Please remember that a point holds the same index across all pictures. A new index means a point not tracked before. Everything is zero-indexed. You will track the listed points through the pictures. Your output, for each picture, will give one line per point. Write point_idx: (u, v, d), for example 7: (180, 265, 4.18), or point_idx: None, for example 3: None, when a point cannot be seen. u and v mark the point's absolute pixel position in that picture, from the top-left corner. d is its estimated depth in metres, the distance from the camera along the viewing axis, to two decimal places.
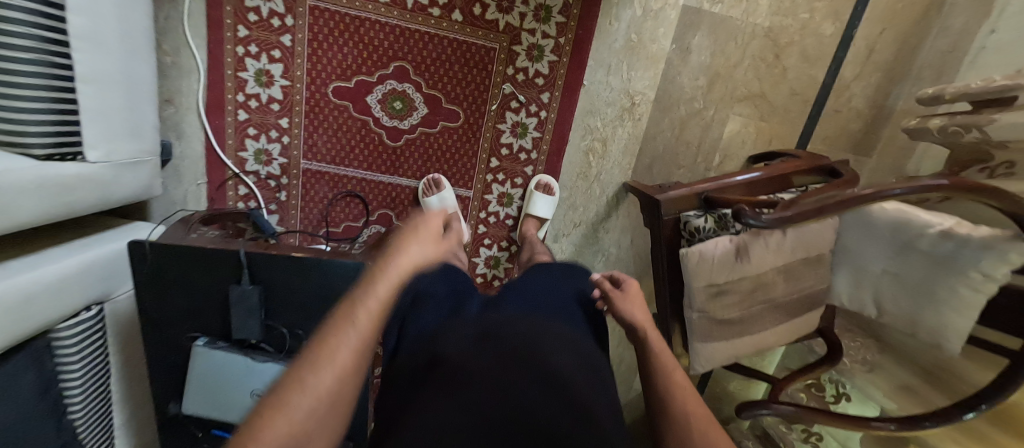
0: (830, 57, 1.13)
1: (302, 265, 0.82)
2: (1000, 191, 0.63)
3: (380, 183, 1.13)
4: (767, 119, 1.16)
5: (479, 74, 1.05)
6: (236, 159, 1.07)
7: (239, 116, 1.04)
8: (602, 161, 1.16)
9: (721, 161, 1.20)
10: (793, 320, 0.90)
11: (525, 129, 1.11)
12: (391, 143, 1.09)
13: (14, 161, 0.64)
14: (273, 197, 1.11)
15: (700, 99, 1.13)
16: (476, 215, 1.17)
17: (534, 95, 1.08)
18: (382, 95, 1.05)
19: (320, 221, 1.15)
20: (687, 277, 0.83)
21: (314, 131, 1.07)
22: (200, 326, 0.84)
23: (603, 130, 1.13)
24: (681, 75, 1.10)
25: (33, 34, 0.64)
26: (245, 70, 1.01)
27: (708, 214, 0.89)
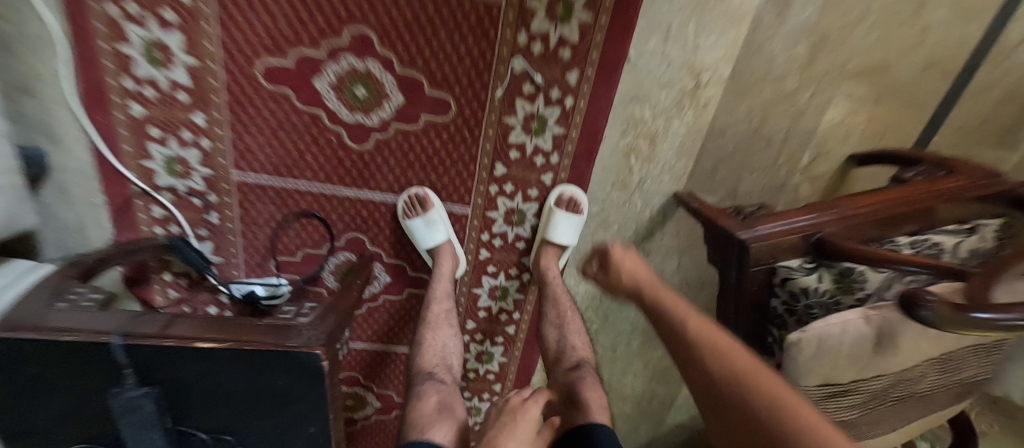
0: (996, 9, 0.76)
1: (217, 357, 0.54)
2: None
3: (345, 199, 0.83)
4: (885, 103, 0.82)
5: (477, 44, 0.71)
6: (141, 171, 0.77)
7: (132, 112, 0.72)
8: (648, 165, 0.84)
9: (810, 162, 0.87)
10: (928, 416, 0.63)
11: (543, 124, 0.78)
12: (356, 146, 0.78)
13: None
14: (201, 220, 0.82)
15: (796, 76, 0.78)
16: (476, 238, 0.89)
17: (557, 74, 0.74)
18: (337, 78, 0.73)
19: (270, 248, 0.86)
20: (794, 373, 0.55)
21: (244, 131, 0.75)
22: (85, 437, 0.59)
23: (652, 123, 0.80)
24: (774, 41, 0.75)
25: None
26: (127, 44, 0.67)
27: (823, 270, 0.60)
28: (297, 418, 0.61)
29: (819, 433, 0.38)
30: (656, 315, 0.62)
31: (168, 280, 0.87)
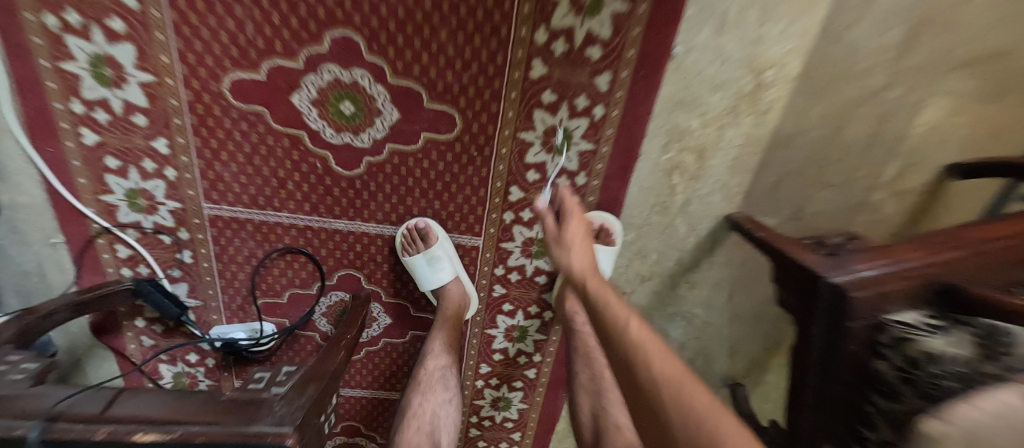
0: None
1: None
2: None
3: (334, 232, 0.71)
4: (998, 100, 0.66)
5: (486, 44, 0.58)
6: (101, 206, 0.67)
7: (86, 139, 0.62)
8: (694, 184, 0.69)
9: (898, 175, 0.70)
10: None
11: (567, 138, 0.65)
12: (346, 172, 0.66)
13: None
14: (173, 259, 0.71)
15: (884, 70, 0.63)
16: (489, 272, 0.76)
17: (584, 79, 0.61)
18: (319, 93, 0.61)
19: (250, 289, 0.75)
20: None
21: (214, 157, 0.64)
22: None
23: (700, 133, 0.65)
24: (857, 27, 0.60)
25: None
26: (74, 61, 0.57)
27: (957, 327, 0.45)
28: None
29: (692, 402, 0.34)
30: (580, 292, 0.54)
31: (142, 326, 0.76)
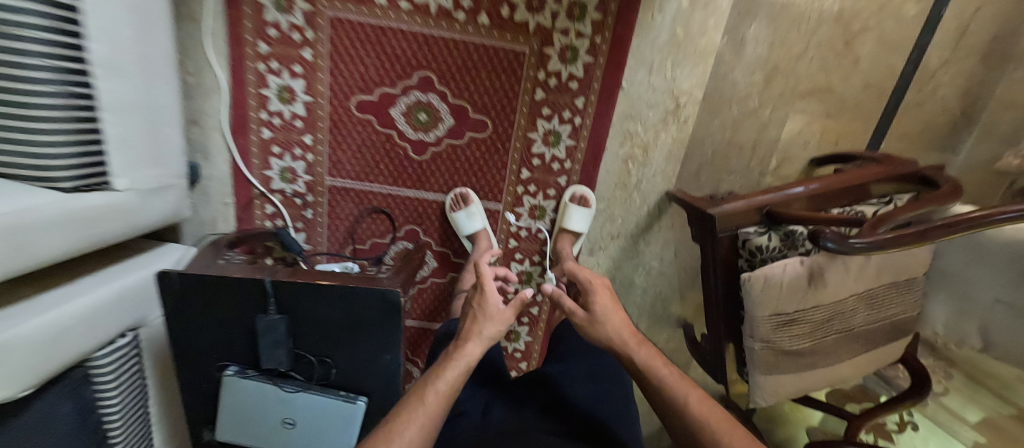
0: (913, 42, 0.97)
1: (327, 292, 0.79)
2: None
3: (405, 198, 1.08)
4: (836, 117, 1.03)
5: (509, 79, 0.98)
6: (261, 178, 1.04)
7: (262, 134, 1.01)
8: (643, 169, 1.05)
9: (778, 165, 1.07)
10: (875, 351, 0.80)
11: (558, 137, 1.02)
12: (417, 157, 1.04)
13: (39, 196, 0.68)
14: (299, 215, 1.08)
15: (757, 97, 1.00)
16: (506, 229, 1.11)
17: (568, 100, 0.99)
18: (406, 107, 0.99)
19: (346, 238, 1.11)
20: (750, 305, 0.75)
21: (337, 147, 1.02)
22: (228, 355, 0.83)
23: (644, 135, 1.02)
24: (735, 71, 0.98)
25: (49, 65, 0.65)
26: (267, 88, 0.97)
27: (773, 232, 0.79)
28: (376, 347, 0.84)
29: None
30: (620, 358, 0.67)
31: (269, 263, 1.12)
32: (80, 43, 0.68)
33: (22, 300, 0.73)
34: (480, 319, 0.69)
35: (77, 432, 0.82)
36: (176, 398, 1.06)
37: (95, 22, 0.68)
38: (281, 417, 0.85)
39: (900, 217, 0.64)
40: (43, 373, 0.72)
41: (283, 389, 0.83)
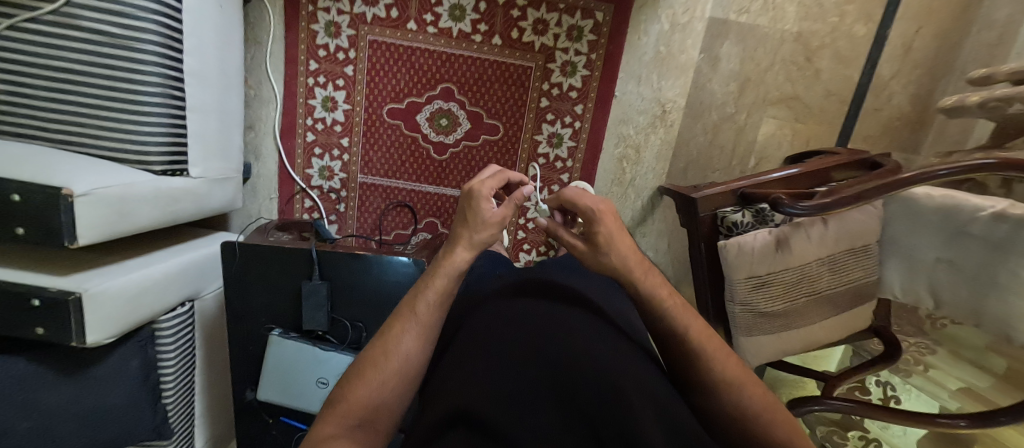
0: (865, 56, 1.14)
1: (364, 261, 0.94)
2: None
3: (427, 193, 1.23)
4: (804, 121, 1.19)
5: (518, 90, 1.15)
6: (303, 175, 1.20)
7: (307, 138, 1.17)
8: (636, 167, 1.20)
9: (757, 164, 1.22)
10: (842, 313, 0.91)
11: (561, 140, 1.18)
12: (438, 157, 1.19)
13: (138, 175, 0.83)
14: (333, 209, 1.23)
15: (733, 104, 1.16)
16: (516, 221, 1.25)
17: (569, 107, 1.16)
18: (430, 114, 1.16)
19: (374, 229, 1.25)
20: (727, 269, 0.88)
21: (370, 148, 1.18)
22: (274, 319, 0.97)
23: (636, 137, 1.18)
24: (712, 82, 1.14)
25: (160, 72, 0.83)
26: (314, 98, 1.15)
27: (746, 209, 0.91)
28: None
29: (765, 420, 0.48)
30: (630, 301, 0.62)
31: None
32: (178, 55, 0.86)
33: (110, 264, 0.85)
34: (462, 226, 0.56)
35: (138, 391, 0.89)
36: (226, 371, 1.18)
37: (191, 40, 0.87)
38: (315, 378, 0.93)
39: (845, 188, 0.78)
40: (124, 326, 0.82)
41: (319, 349, 0.92)
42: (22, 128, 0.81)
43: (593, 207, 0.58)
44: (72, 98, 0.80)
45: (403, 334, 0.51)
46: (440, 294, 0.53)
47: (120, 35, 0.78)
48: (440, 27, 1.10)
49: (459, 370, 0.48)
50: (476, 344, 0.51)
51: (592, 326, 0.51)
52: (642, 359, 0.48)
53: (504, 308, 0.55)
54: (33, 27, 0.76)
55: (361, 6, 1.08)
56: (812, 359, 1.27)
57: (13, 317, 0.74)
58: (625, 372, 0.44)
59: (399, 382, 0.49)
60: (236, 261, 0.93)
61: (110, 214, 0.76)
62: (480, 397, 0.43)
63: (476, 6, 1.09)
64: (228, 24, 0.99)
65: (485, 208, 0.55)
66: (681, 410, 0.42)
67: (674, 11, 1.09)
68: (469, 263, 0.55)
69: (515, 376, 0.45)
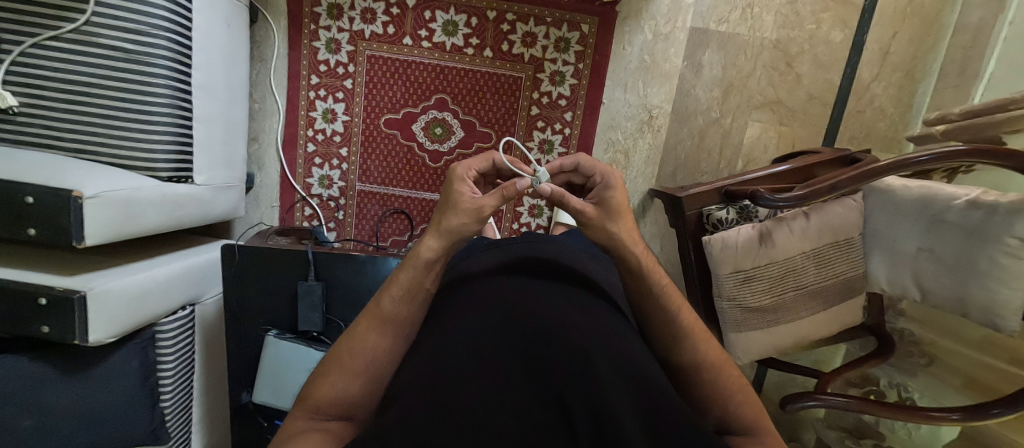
0: (844, 61, 1.19)
1: (359, 262, 0.97)
2: (1010, 152, 0.69)
3: (423, 200, 1.26)
4: (789, 124, 1.24)
5: (508, 99, 1.20)
6: (303, 184, 1.25)
7: (307, 148, 1.22)
8: (626, 171, 1.24)
9: (744, 166, 1.26)
10: (830, 308, 0.92)
11: (551, 146, 1.23)
12: (433, 164, 1.23)
13: (145, 180, 0.86)
14: (332, 216, 1.27)
15: (718, 109, 1.21)
16: (509, 227, 1.27)
17: (558, 115, 1.21)
18: (425, 123, 1.21)
19: (371, 236, 1.29)
20: (714, 264, 0.89)
21: (368, 157, 1.23)
22: (272, 320, 1.00)
23: (624, 142, 1.23)
24: (696, 89, 1.20)
25: (170, 84, 0.88)
26: (315, 110, 1.20)
27: (730, 206, 0.91)
28: None
29: (741, 404, 0.48)
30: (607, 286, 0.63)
31: None
32: (187, 70, 0.91)
33: (114, 266, 0.87)
34: (442, 214, 0.51)
35: (137, 396, 0.89)
36: (223, 377, 1.18)
37: (200, 57, 0.94)
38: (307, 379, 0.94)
39: (821, 180, 0.80)
40: (126, 326, 0.82)
41: (312, 349, 0.93)
42: (34, 138, 0.84)
43: (609, 173, 0.55)
44: (85, 108, 0.84)
45: (381, 321, 0.50)
46: (407, 291, 0.51)
47: (134, 50, 0.83)
48: (434, 42, 1.16)
49: (427, 344, 0.44)
50: (448, 319, 0.47)
51: (572, 300, 0.47)
52: (619, 329, 0.45)
53: (480, 283, 0.51)
54: (53, 44, 0.82)
55: (360, 24, 1.14)
56: (817, 362, 1.27)
57: (17, 317, 0.74)
58: (598, 344, 0.40)
59: (383, 365, 0.49)
60: (240, 263, 0.96)
61: (117, 217, 0.78)
62: (437, 368, 0.39)
63: (468, 22, 1.15)
64: (235, 42, 1.06)
65: (464, 191, 0.52)
66: (656, 385, 0.38)
67: (657, 22, 1.15)
68: (438, 252, 0.51)
69: (489, 335, 0.42)
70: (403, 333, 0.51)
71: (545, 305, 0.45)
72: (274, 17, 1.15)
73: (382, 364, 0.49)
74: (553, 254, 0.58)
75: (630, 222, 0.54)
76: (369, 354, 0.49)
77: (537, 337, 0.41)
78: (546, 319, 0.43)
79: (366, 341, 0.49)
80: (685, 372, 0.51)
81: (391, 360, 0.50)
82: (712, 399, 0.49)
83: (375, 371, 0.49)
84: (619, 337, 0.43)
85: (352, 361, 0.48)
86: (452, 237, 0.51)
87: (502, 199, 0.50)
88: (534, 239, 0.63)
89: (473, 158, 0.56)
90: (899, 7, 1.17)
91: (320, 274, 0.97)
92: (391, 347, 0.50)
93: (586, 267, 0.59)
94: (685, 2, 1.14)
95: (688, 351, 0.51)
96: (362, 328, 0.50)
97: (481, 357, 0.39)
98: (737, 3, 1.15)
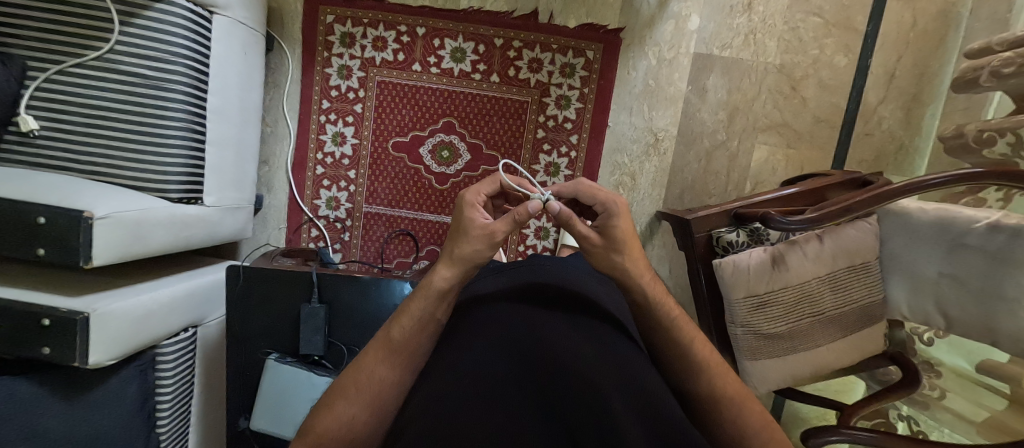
0: (849, 85, 1.20)
1: (364, 284, 0.97)
2: None
3: (429, 222, 1.26)
4: (796, 147, 1.23)
5: (515, 122, 1.21)
6: (311, 206, 1.25)
7: (316, 171, 1.24)
8: (632, 193, 1.24)
9: (752, 188, 1.25)
10: (849, 335, 0.89)
11: (558, 168, 1.23)
12: (440, 186, 1.24)
13: (154, 201, 0.86)
14: (338, 237, 1.27)
15: (723, 133, 1.22)
16: (515, 249, 1.26)
17: (565, 138, 1.22)
18: (432, 146, 1.22)
19: (377, 257, 1.28)
20: (726, 289, 0.87)
21: (375, 179, 1.24)
22: (273, 344, 0.98)
23: (631, 165, 1.23)
24: (701, 111, 1.20)
25: (185, 108, 0.90)
26: (325, 134, 1.22)
27: (740, 229, 0.90)
28: None
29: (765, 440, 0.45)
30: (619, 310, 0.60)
31: None
32: (202, 94, 0.94)
33: (119, 287, 0.86)
34: (451, 239, 0.49)
35: (133, 421, 0.87)
36: (221, 402, 1.15)
37: (216, 82, 0.96)
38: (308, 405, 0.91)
39: (833, 203, 0.79)
40: (126, 348, 0.81)
41: (313, 373, 0.91)
42: (51, 161, 0.86)
43: (611, 201, 0.50)
44: (102, 132, 0.86)
45: (383, 351, 0.47)
46: (418, 321, 0.48)
47: (152, 76, 0.86)
48: (443, 68, 1.19)
49: (434, 374, 0.42)
50: (454, 345, 0.45)
51: (581, 323, 0.45)
52: (633, 355, 0.43)
53: (487, 307, 0.50)
54: (77, 70, 0.84)
55: (371, 51, 1.18)
56: (832, 392, 1.21)
57: (19, 338, 0.73)
58: (609, 368, 0.38)
59: (387, 400, 0.46)
60: (246, 284, 0.96)
61: (126, 237, 0.78)
62: (443, 403, 0.37)
63: (476, 48, 1.18)
64: (250, 69, 1.09)
65: (476, 217, 0.48)
66: (674, 411, 0.36)
67: (661, 48, 1.17)
68: (450, 282, 0.48)
69: (496, 365, 0.40)
70: (408, 365, 0.48)
71: (554, 330, 0.43)
72: (289, 45, 1.19)
73: (385, 400, 0.46)
74: (561, 275, 0.56)
75: (636, 250, 0.51)
76: (372, 389, 0.45)
77: (545, 367, 0.39)
78: (554, 346, 0.41)
79: (373, 374, 0.46)
80: (705, 409, 0.47)
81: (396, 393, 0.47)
82: (735, 435, 0.45)
83: (379, 406, 0.45)
84: (634, 365, 0.40)
85: (355, 395, 0.45)
86: (465, 265, 0.49)
87: (513, 224, 0.47)
88: (541, 264, 0.60)
89: (482, 184, 0.54)
90: (901, 32, 1.18)
91: (324, 296, 0.96)
92: (398, 380, 0.46)
93: (596, 288, 0.57)
94: (688, 29, 1.17)
95: (709, 386, 0.47)
96: (368, 360, 0.47)
97: (487, 391, 0.38)
98: (740, 30, 1.17)
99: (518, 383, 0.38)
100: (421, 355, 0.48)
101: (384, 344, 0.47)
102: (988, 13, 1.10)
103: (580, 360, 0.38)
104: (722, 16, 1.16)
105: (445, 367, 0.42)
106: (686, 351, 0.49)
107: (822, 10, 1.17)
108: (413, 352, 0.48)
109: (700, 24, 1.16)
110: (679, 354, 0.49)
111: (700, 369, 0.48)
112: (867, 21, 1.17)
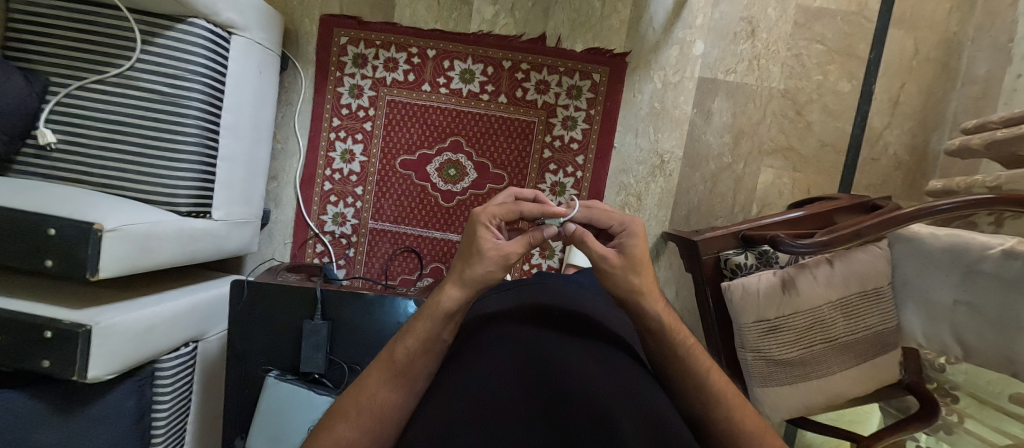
0: (853, 110, 1.21)
1: (368, 302, 0.96)
2: None
3: (433, 239, 1.26)
4: (803, 170, 1.24)
5: (522, 142, 1.23)
6: (317, 221, 1.26)
7: (324, 187, 1.25)
8: (638, 214, 1.24)
9: (758, 210, 1.25)
10: (863, 363, 0.87)
11: (564, 188, 1.24)
12: (445, 204, 1.25)
13: (164, 215, 0.87)
14: (343, 253, 1.27)
15: (729, 156, 1.22)
16: (520, 267, 1.26)
17: (571, 158, 1.23)
18: (439, 165, 1.24)
19: (380, 274, 1.28)
20: (736, 312, 0.85)
21: (382, 196, 1.25)
22: (274, 361, 0.97)
23: (636, 186, 1.23)
24: (707, 134, 1.21)
25: (199, 124, 0.91)
26: (334, 151, 1.24)
27: (749, 251, 0.89)
28: None
29: None
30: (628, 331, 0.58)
31: None
32: (216, 110, 0.95)
33: (122, 300, 0.86)
34: (457, 255, 0.47)
35: (127, 438, 0.85)
36: (216, 420, 1.12)
37: (230, 99, 0.98)
38: (307, 426, 0.88)
39: (843, 227, 0.78)
40: (126, 362, 0.80)
41: (313, 392, 0.90)
42: (66, 173, 0.87)
43: (629, 222, 0.48)
44: (117, 145, 0.87)
45: (384, 373, 0.45)
46: (423, 342, 0.46)
47: (169, 92, 0.87)
48: (452, 88, 1.21)
49: (439, 396, 0.41)
50: (461, 365, 0.44)
51: (593, 346, 0.45)
52: (646, 381, 0.41)
53: (494, 329, 0.48)
54: (97, 87, 0.87)
55: (383, 71, 1.20)
56: (847, 421, 1.17)
57: (19, 350, 0.73)
58: (621, 392, 0.37)
59: (390, 424, 0.43)
60: (251, 300, 0.95)
61: (134, 251, 0.79)
62: (449, 427, 0.36)
63: (484, 70, 1.21)
64: (264, 86, 1.11)
65: (488, 237, 0.45)
66: (688, 440, 0.34)
67: (666, 72, 1.19)
68: (453, 300, 0.46)
69: (505, 388, 0.39)
70: (412, 387, 0.45)
71: (564, 351, 0.42)
72: (303, 65, 1.22)
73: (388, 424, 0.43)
74: (569, 296, 0.56)
75: (651, 270, 0.49)
76: (372, 413, 0.43)
77: (554, 394, 0.38)
78: (566, 370, 0.39)
79: (373, 396, 0.43)
80: (722, 441, 0.45)
81: (398, 417, 0.44)
82: None
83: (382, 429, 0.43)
84: (649, 392, 0.39)
85: (355, 417, 0.42)
86: (471, 285, 0.46)
87: (521, 241, 0.44)
88: (550, 285, 0.59)
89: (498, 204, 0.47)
90: (904, 60, 1.20)
91: (326, 314, 0.95)
92: (398, 403, 0.44)
93: (604, 310, 0.56)
94: (693, 54, 1.19)
95: (725, 415, 0.45)
96: (370, 380, 0.45)
97: (493, 417, 0.36)
98: (744, 55, 1.19)
99: (526, 411, 0.37)
100: (426, 375, 0.47)
101: (386, 363, 0.45)
102: (988, 43, 1.12)
103: (589, 384, 0.37)
104: (726, 42, 1.19)
105: (452, 390, 0.41)
106: (698, 378, 0.47)
107: (824, 37, 1.19)
108: (418, 373, 0.46)
109: (705, 50, 1.19)
110: (691, 383, 0.47)
111: (713, 395, 0.46)
112: (869, 49, 1.19)
